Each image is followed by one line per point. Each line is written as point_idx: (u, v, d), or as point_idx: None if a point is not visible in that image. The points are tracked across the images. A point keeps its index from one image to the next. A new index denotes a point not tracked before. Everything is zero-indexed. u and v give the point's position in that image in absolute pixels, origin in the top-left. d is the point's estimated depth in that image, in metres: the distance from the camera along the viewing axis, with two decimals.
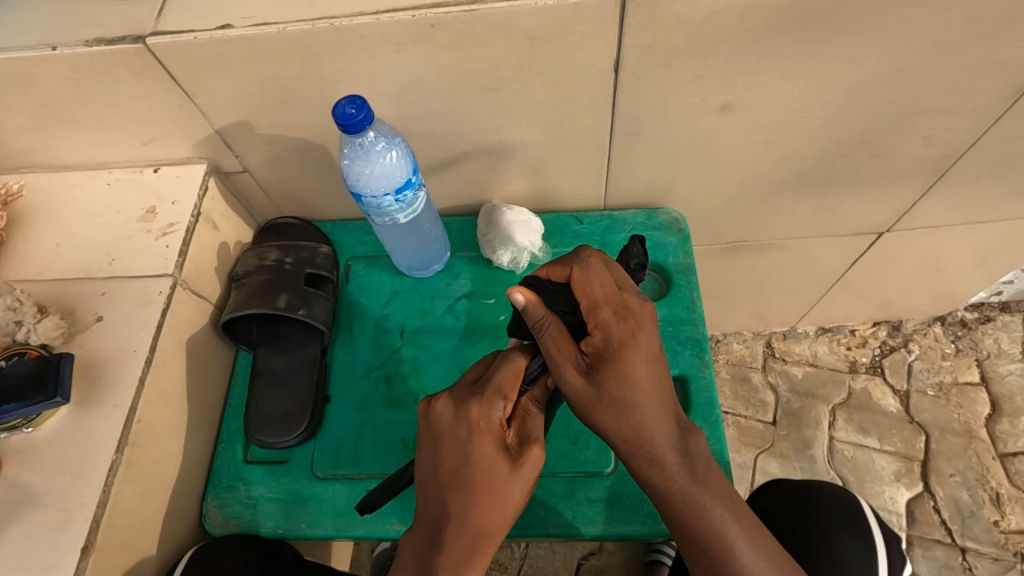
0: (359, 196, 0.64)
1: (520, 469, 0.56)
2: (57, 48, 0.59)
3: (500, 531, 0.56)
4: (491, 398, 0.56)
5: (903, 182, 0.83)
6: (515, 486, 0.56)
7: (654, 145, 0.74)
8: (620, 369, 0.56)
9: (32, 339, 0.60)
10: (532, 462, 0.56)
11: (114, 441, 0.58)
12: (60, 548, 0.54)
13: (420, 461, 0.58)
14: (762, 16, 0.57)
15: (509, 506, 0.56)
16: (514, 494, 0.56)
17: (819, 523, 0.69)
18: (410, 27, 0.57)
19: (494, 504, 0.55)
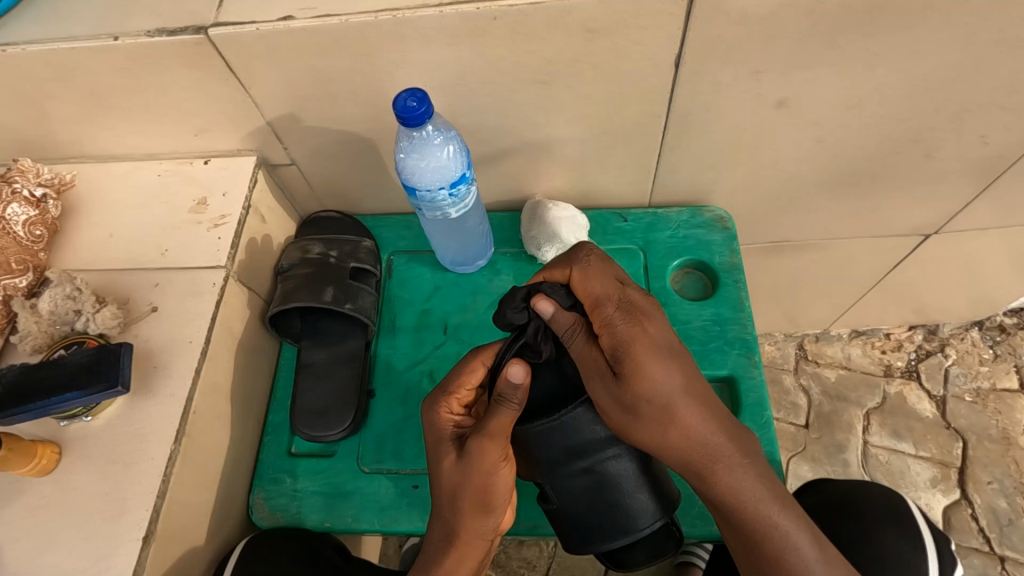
0: (414, 190, 0.64)
1: (463, 467, 0.55)
2: (118, 38, 0.59)
3: (467, 529, 0.56)
4: (446, 398, 0.60)
5: (955, 183, 0.81)
6: (461, 484, 0.55)
7: (704, 142, 0.73)
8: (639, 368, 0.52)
9: (90, 328, 0.61)
10: (478, 459, 0.54)
11: (171, 431, 0.59)
12: (121, 536, 0.55)
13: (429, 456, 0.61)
14: (829, 10, 0.56)
15: (463, 496, 0.55)
16: (460, 490, 0.55)
17: (862, 525, 0.67)
18: (471, 19, 0.56)
19: (448, 500, 0.56)
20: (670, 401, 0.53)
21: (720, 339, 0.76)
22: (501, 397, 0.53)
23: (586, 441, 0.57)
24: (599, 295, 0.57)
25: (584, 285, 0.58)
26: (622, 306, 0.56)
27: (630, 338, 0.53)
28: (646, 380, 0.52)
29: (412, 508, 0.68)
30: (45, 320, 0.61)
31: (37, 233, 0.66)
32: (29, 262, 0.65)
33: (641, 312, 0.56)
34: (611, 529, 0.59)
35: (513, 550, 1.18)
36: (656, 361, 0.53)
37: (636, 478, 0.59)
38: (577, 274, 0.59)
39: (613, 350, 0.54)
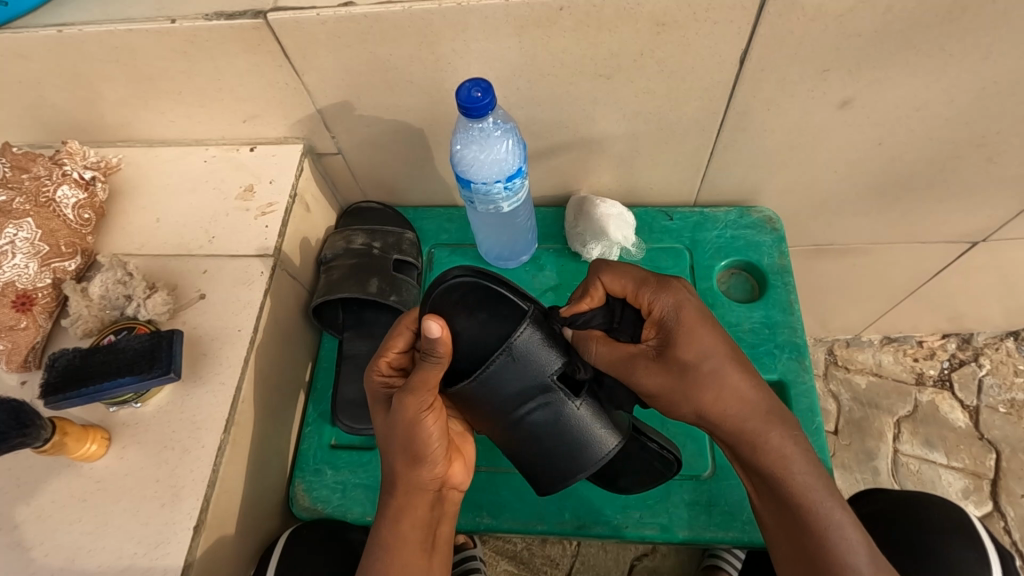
0: (468, 182, 0.63)
1: (389, 419, 0.54)
2: (175, 21, 0.58)
3: (407, 483, 0.55)
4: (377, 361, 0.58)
5: (1013, 190, 0.79)
6: (391, 438, 0.54)
7: (760, 141, 0.71)
8: (688, 336, 0.55)
9: (141, 314, 0.61)
10: (403, 417, 0.52)
11: (221, 420, 0.58)
12: (172, 524, 0.54)
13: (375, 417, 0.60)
14: (908, 8, 0.54)
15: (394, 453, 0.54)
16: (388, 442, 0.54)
17: (928, 536, 0.66)
18: (538, 9, 0.55)
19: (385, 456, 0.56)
20: (712, 362, 0.54)
21: (769, 342, 0.74)
22: (427, 350, 0.51)
23: (512, 388, 0.54)
24: (635, 280, 0.59)
25: (619, 282, 0.59)
26: (658, 284, 0.58)
27: (676, 309, 0.56)
28: (696, 342, 0.54)
29: None
30: (97, 304, 0.61)
31: (86, 216, 0.65)
32: (78, 245, 0.64)
33: (681, 287, 0.58)
34: (569, 466, 0.57)
35: (536, 548, 1.15)
36: (705, 327, 0.55)
37: (579, 415, 0.56)
38: (608, 277, 0.60)
39: (661, 326, 0.56)
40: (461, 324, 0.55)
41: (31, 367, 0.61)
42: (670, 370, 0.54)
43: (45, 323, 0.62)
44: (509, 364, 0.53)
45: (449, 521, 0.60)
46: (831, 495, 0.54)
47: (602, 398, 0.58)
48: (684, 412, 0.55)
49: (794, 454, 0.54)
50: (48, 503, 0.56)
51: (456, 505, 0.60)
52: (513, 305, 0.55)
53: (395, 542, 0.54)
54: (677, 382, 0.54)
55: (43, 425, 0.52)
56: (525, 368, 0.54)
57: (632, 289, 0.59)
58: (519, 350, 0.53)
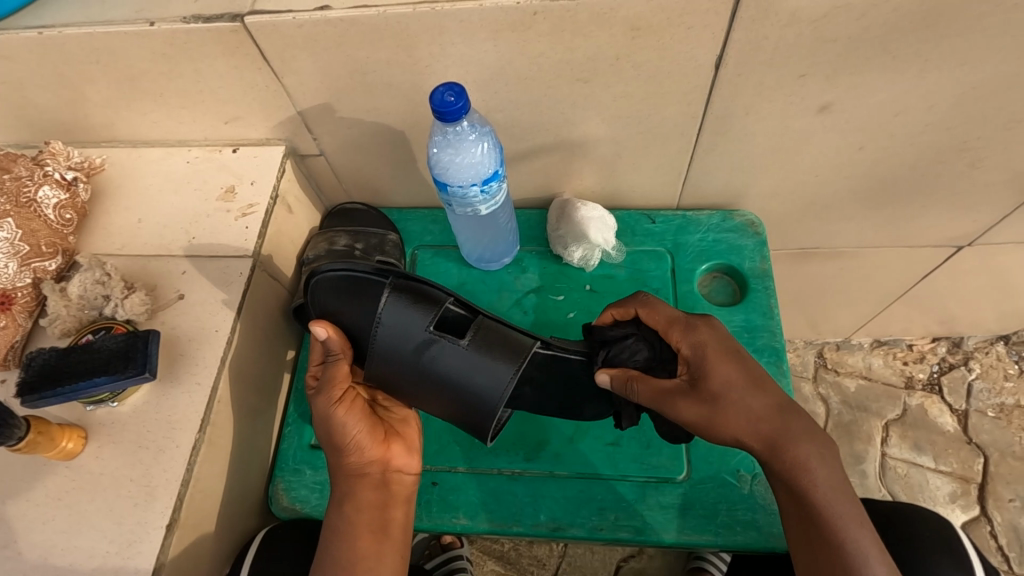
0: (445, 185, 0.63)
1: (314, 420, 0.59)
2: (154, 23, 0.59)
3: (346, 471, 0.58)
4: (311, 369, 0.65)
5: (995, 195, 0.79)
6: (321, 433, 0.59)
7: (739, 145, 0.71)
8: (712, 367, 0.58)
9: (119, 314, 0.61)
10: (319, 412, 0.58)
11: (196, 420, 0.59)
12: (145, 523, 0.55)
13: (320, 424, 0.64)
14: (882, 13, 0.54)
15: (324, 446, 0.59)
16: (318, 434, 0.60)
17: (906, 550, 0.66)
18: (513, 13, 0.55)
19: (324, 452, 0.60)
20: (733, 390, 0.57)
21: (749, 346, 0.75)
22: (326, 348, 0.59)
23: (404, 356, 0.59)
24: (665, 319, 0.62)
25: (650, 314, 0.64)
26: (686, 325, 0.61)
27: (701, 342, 0.59)
28: (720, 373, 0.57)
29: (433, 505, 0.69)
30: (75, 304, 0.62)
31: (67, 217, 0.66)
32: (59, 245, 0.65)
33: (707, 325, 0.60)
34: (488, 409, 0.59)
35: (524, 548, 1.15)
36: (729, 360, 0.58)
37: (470, 353, 0.59)
38: (642, 309, 0.64)
39: (688, 364, 0.59)
40: (345, 315, 0.61)
41: (11, 365, 0.62)
42: (703, 401, 0.57)
43: (25, 323, 0.63)
44: (384, 333, 0.59)
45: (407, 503, 0.60)
46: (853, 514, 0.54)
47: (492, 333, 0.60)
48: (721, 437, 0.57)
49: (818, 471, 0.54)
50: (24, 502, 0.57)
51: (410, 488, 0.60)
52: (375, 284, 0.61)
53: (344, 528, 0.56)
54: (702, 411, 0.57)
55: (18, 424, 0.53)
56: (399, 331, 0.59)
57: (662, 323, 0.62)
58: (387, 319, 0.59)
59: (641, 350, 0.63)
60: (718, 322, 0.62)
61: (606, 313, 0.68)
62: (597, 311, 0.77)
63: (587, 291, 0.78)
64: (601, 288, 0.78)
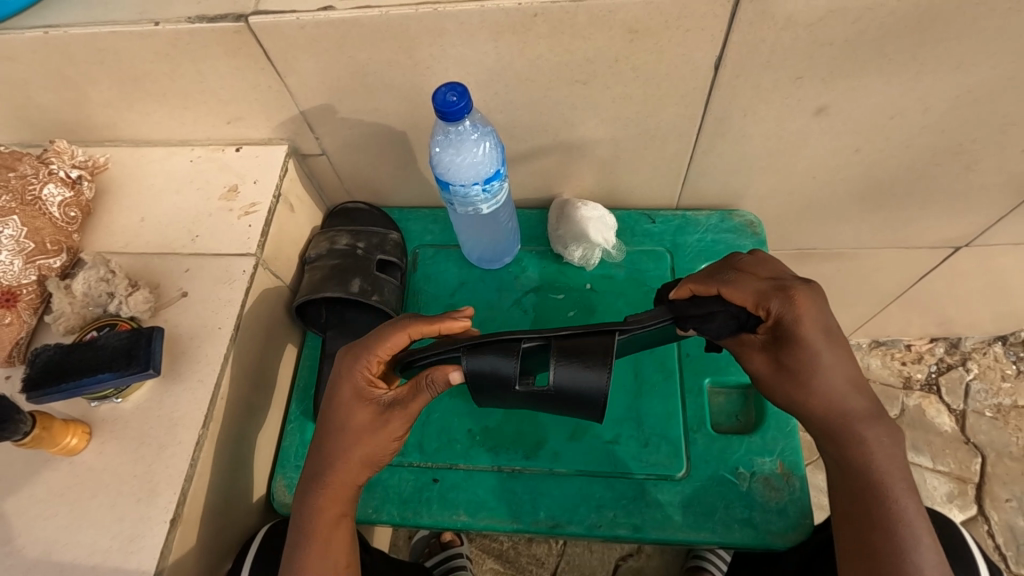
0: (447, 184, 0.64)
1: (370, 425, 0.59)
2: (158, 24, 0.59)
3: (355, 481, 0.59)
4: (359, 354, 0.59)
5: (992, 196, 0.80)
6: (369, 439, 0.58)
7: (738, 147, 0.72)
8: (801, 342, 0.55)
9: (123, 311, 0.62)
10: (387, 429, 0.58)
11: (200, 416, 0.59)
12: (149, 518, 0.56)
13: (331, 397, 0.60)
14: (877, 17, 0.55)
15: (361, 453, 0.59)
16: (350, 448, 0.58)
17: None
18: (513, 15, 0.56)
19: (345, 446, 0.58)
20: (823, 372, 0.56)
21: None
22: (425, 384, 0.58)
23: (495, 377, 0.56)
24: (756, 291, 0.56)
25: (732, 290, 0.57)
26: (779, 294, 0.55)
27: (797, 318, 0.55)
28: (805, 351, 0.56)
29: (433, 502, 0.69)
30: (79, 301, 0.62)
31: (72, 214, 0.66)
32: (63, 243, 0.65)
33: (805, 296, 0.55)
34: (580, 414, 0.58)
35: (523, 546, 1.16)
36: (822, 339, 0.56)
37: (568, 383, 0.56)
38: (725, 289, 0.57)
39: (775, 332, 0.57)
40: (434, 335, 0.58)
41: (15, 362, 0.63)
42: (775, 366, 0.58)
43: (30, 319, 0.63)
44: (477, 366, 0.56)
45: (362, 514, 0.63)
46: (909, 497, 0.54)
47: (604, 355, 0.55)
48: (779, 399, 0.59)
49: (877, 450, 0.55)
50: (29, 496, 0.57)
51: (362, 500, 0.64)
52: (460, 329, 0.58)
53: (336, 532, 0.57)
54: (776, 374, 0.58)
55: (24, 419, 0.53)
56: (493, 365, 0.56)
57: (751, 298, 0.56)
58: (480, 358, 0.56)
59: (728, 325, 0.58)
60: (817, 287, 0.57)
61: (684, 287, 0.59)
62: (596, 310, 0.77)
63: (586, 291, 0.79)
64: (601, 287, 0.79)
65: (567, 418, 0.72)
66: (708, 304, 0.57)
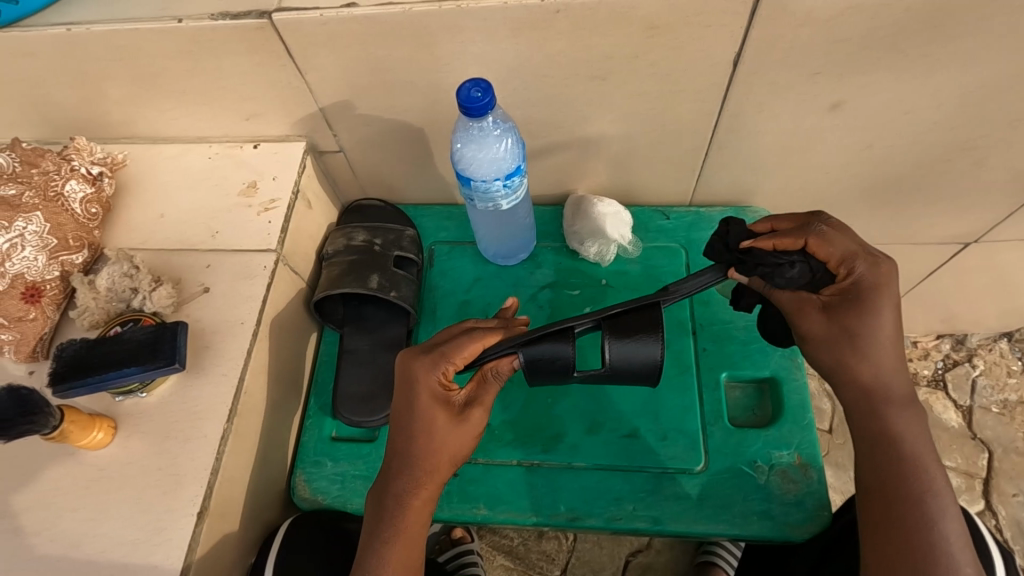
0: (468, 180, 0.64)
1: (453, 427, 0.57)
2: (181, 20, 0.60)
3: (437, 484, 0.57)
4: (435, 360, 0.56)
5: (1003, 192, 0.80)
6: (450, 440, 0.57)
7: (753, 143, 0.73)
8: (871, 306, 0.55)
9: (146, 306, 0.62)
10: (470, 425, 0.57)
11: (224, 410, 0.60)
12: (176, 511, 0.56)
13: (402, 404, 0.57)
14: (896, 13, 0.55)
15: (445, 454, 0.57)
16: (440, 452, 0.56)
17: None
18: (535, 11, 0.56)
19: (429, 451, 0.56)
20: (879, 344, 0.55)
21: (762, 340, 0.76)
22: (493, 377, 0.59)
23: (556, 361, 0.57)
24: (845, 250, 0.57)
25: (822, 245, 0.57)
26: (868, 259, 0.57)
27: (877, 284, 0.56)
28: (868, 317, 0.55)
29: (453, 496, 0.70)
30: (103, 296, 0.63)
31: (93, 211, 0.66)
32: (85, 239, 0.66)
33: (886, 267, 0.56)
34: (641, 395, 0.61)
35: (533, 543, 1.16)
36: (891, 311, 0.56)
37: (620, 362, 0.58)
38: (815, 241, 0.57)
39: (845, 293, 0.57)
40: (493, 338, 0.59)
41: (39, 357, 0.63)
42: (830, 324, 0.56)
43: (53, 315, 0.64)
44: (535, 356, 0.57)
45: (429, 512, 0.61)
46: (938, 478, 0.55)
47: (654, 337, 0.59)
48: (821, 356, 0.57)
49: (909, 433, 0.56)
50: (55, 490, 0.58)
51: None
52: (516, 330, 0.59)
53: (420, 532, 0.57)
54: (828, 335, 0.56)
55: (51, 413, 0.54)
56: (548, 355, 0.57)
57: (834, 254, 0.57)
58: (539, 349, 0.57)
59: (804, 277, 0.58)
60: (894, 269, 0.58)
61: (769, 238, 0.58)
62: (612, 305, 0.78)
63: (602, 286, 0.79)
64: (616, 283, 0.79)
65: (585, 413, 0.73)
66: (790, 254, 0.58)
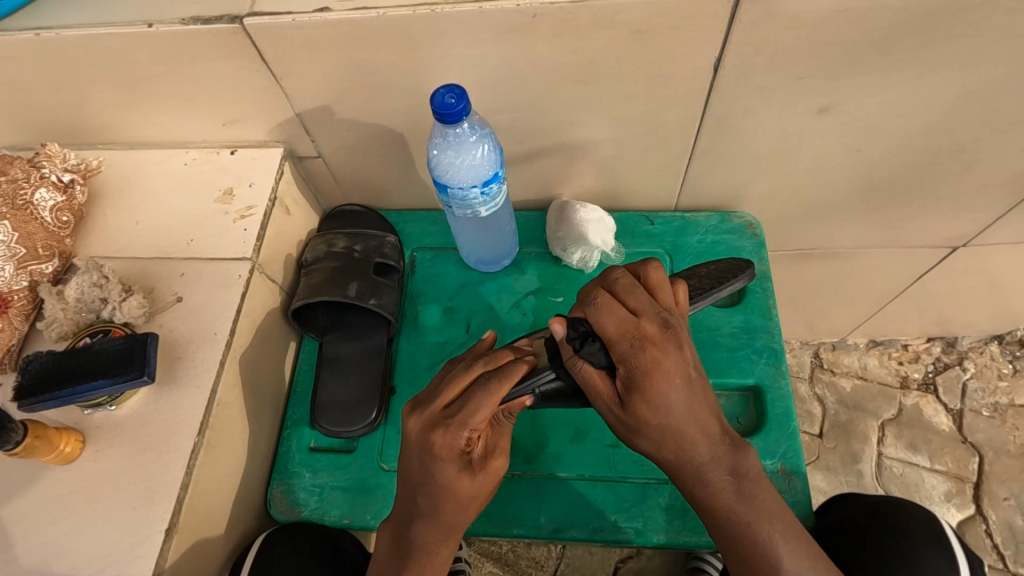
0: (445, 187, 0.63)
1: (480, 484, 0.56)
2: (153, 25, 0.58)
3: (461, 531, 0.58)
4: (457, 430, 0.53)
5: (991, 196, 0.80)
6: (481, 492, 0.56)
7: (738, 147, 0.72)
8: (653, 404, 0.53)
9: (116, 317, 0.61)
10: (494, 474, 0.57)
11: (196, 423, 0.58)
12: (145, 527, 0.55)
13: (427, 472, 0.55)
14: (880, 17, 0.54)
15: (474, 506, 0.57)
16: (472, 504, 0.56)
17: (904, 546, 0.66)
18: (513, 16, 0.55)
19: (458, 507, 0.56)
20: (672, 404, 0.54)
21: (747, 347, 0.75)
22: (504, 417, 0.59)
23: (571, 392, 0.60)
24: (658, 322, 0.55)
25: (633, 299, 0.57)
26: (674, 332, 0.55)
27: (673, 367, 0.54)
28: (665, 411, 0.53)
29: None
30: (72, 307, 0.61)
31: (64, 219, 0.65)
32: (55, 248, 0.64)
33: (656, 339, 0.54)
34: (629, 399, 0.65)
35: (522, 549, 1.15)
36: (677, 396, 0.54)
37: None
38: (628, 291, 0.57)
39: (626, 376, 0.54)
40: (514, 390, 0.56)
41: (7, 369, 0.62)
42: (636, 415, 0.54)
43: (22, 325, 0.62)
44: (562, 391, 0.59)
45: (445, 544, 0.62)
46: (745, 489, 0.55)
47: None
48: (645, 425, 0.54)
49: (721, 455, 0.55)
50: (22, 506, 0.56)
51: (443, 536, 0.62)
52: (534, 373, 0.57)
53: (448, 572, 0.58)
54: (635, 427, 0.55)
55: (14, 429, 0.52)
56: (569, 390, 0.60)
57: (650, 321, 0.55)
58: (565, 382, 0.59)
59: (606, 355, 0.55)
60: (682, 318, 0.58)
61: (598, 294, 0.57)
62: None
63: None
64: None
65: (568, 422, 0.71)
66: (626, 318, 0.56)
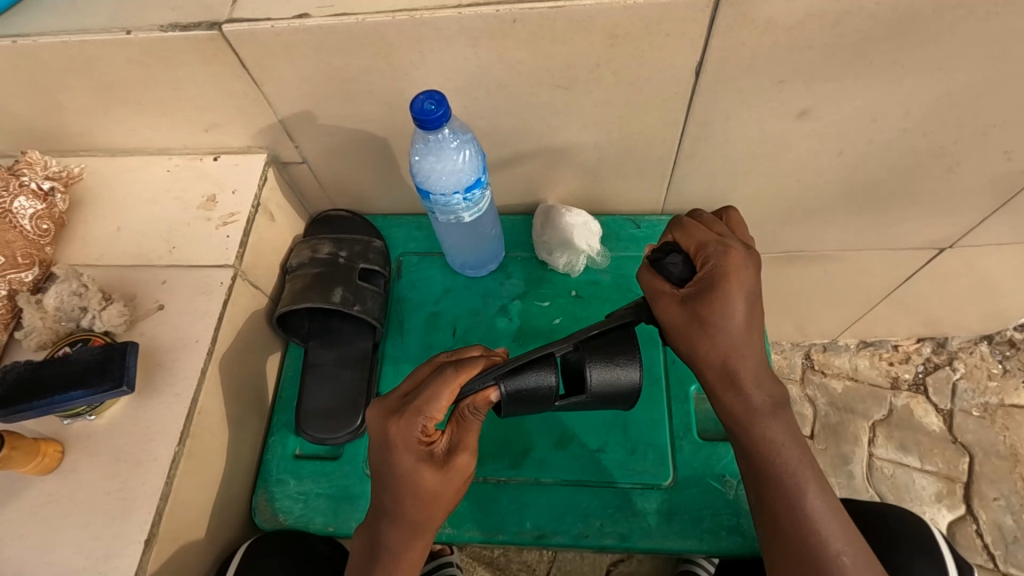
0: (428, 193, 0.63)
1: (441, 476, 0.55)
2: (131, 32, 0.58)
3: (428, 524, 0.56)
4: (412, 419, 0.53)
5: (974, 198, 0.80)
6: (441, 487, 0.55)
7: (722, 151, 0.72)
8: (716, 299, 0.55)
9: (96, 326, 0.61)
10: (458, 470, 0.56)
11: (176, 432, 0.58)
12: (123, 537, 0.54)
13: (385, 460, 0.55)
14: (858, 22, 0.55)
15: (439, 501, 0.56)
16: (435, 498, 0.55)
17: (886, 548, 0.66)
18: (491, 21, 0.55)
19: (422, 501, 0.55)
20: (729, 329, 0.55)
21: None
22: (471, 413, 0.55)
23: (538, 394, 0.56)
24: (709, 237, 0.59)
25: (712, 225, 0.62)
26: (719, 248, 0.57)
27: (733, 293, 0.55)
28: (720, 305, 0.55)
29: None
30: (51, 316, 0.61)
31: (44, 227, 0.65)
32: (35, 256, 0.64)
33: (741, 256, 0.57)
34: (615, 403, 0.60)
35: (514, 553, 1.15)
36: (740, 297, 0.55)
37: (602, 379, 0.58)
38: (690, 224, 0.61)
39: (699, 284, 0.57)
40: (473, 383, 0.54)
41: None
42: (689, 312, 0.56)
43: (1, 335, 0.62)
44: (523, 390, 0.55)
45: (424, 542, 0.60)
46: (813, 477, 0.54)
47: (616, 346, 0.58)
48: (697, 345, 0.56)
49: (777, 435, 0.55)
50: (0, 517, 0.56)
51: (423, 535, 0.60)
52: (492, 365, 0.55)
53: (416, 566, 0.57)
54: (686, 326, 0.56)
55: None
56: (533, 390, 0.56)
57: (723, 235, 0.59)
58: (528, 382, 0.55)
59: (686, 269, 0.59)
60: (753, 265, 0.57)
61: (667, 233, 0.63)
62: (582, 317, 0.76)
63: (572, 297, 0.78)
64: (586, 294, 0.78)
65: (554, 427, 0.71)
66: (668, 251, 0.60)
